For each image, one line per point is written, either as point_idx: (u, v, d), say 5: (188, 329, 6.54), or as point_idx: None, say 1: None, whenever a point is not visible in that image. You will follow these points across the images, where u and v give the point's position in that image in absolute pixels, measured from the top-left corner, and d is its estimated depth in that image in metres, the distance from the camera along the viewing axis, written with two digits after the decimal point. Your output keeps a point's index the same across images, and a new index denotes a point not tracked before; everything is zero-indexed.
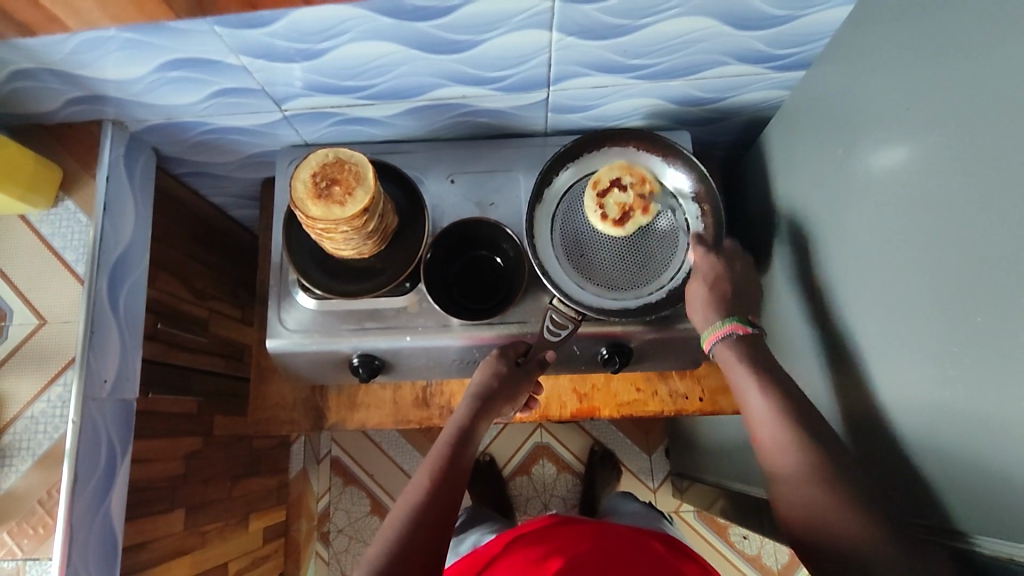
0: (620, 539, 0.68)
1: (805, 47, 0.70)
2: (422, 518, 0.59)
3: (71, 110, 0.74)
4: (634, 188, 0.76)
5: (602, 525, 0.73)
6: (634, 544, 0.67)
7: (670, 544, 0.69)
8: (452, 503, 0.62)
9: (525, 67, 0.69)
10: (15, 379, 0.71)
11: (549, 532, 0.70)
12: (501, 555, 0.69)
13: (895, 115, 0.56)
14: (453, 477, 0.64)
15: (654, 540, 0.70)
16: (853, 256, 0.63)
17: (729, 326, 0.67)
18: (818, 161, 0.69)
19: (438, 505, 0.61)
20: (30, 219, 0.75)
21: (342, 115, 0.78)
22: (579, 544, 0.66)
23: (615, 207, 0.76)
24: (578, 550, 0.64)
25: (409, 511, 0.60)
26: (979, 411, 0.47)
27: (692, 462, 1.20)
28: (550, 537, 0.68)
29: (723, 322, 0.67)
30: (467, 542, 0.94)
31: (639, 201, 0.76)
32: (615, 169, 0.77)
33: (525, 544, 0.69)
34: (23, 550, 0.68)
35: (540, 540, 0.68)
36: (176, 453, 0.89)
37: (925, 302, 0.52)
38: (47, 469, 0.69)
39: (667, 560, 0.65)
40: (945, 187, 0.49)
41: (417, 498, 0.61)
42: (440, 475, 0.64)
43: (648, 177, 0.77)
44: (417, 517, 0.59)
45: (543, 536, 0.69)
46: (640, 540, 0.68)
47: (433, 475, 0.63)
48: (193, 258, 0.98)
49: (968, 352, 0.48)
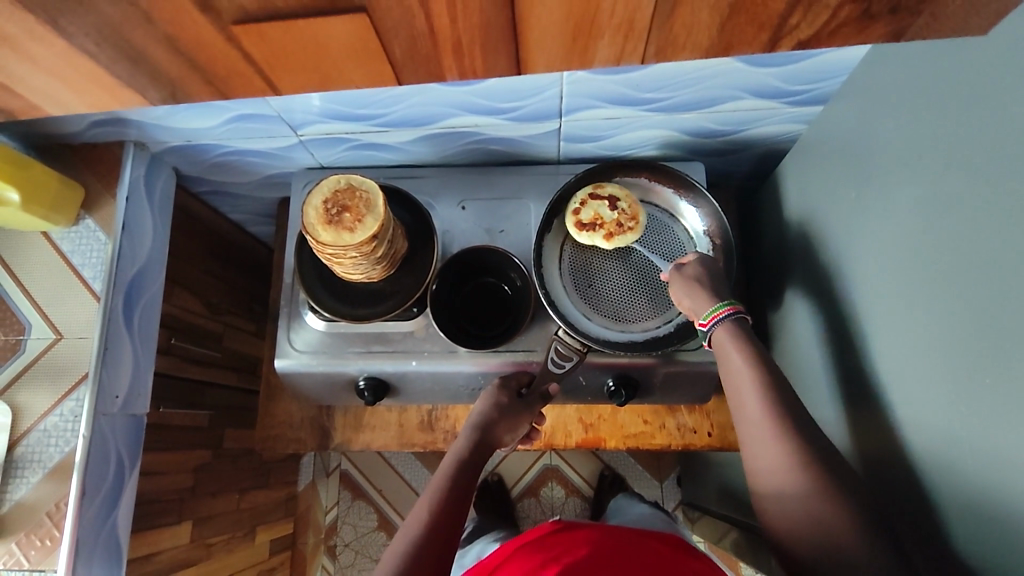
0: (623, 542, 0.67)
1: (822, 83, 0.68)
2: (421, 553, 0.59)
3: (95, 131, 0.76)
4: (621, 214, 0.75)
5: (604, 530, 0.72)
6: (636, 545, 0.67)
7: (667, 542, 0.70)
8: (450, 537, 0.61)
9: (537, 99, 0.69)
10: (30, 393, 0.73)
11: (547, 540, 0.70)
12: (501, 565, 0.69)
13: (909, 160, 0.54)
14: (451, 510, 0.63)
15: (655, 541, 0.70)
16: (865, 298, 0.62)
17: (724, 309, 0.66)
18: (833, 199, 0.68)
19: (437, 540, 0.60)
20: (51, 235, 0.78)
21: (357, 141, 0.79)
22: (577, 549, 0.64)
23: (591, 213, 0.75)
24: (576, 554, 0.63)
25: (407, 547, 0.59)
26: (990, 477, 0.45)
27: (703, 492, 1.17)
28: (549, 546, 0.68)
29: (719, 306, 0.67)
30: (471, 552, 0.95)
31: (617, 226, 0.74)
32: (621, 191, 0.76)
33: (525, 552, 0.68)
34: (30, 562, 0.69)
35: (540, 550, 0.68)
36: (186, 466, 0.90)
37: (935, 352, 0.51)
38: (57, 481, 0.71)
39: (669, 559, 0.64)
40: (958, 238, 0.48)
41: (416, 532, 0.61)
42: (440, 508, 0.63)
43: (639, 221, 0.75)
44: (415, 552, 0.59)
45: (543, 545, 0.68)
46: (641, 542, 0.68)
47: (431, 508, 0.63)
48: (209, 273, 1.00)
49: (978, 413, 0.46)
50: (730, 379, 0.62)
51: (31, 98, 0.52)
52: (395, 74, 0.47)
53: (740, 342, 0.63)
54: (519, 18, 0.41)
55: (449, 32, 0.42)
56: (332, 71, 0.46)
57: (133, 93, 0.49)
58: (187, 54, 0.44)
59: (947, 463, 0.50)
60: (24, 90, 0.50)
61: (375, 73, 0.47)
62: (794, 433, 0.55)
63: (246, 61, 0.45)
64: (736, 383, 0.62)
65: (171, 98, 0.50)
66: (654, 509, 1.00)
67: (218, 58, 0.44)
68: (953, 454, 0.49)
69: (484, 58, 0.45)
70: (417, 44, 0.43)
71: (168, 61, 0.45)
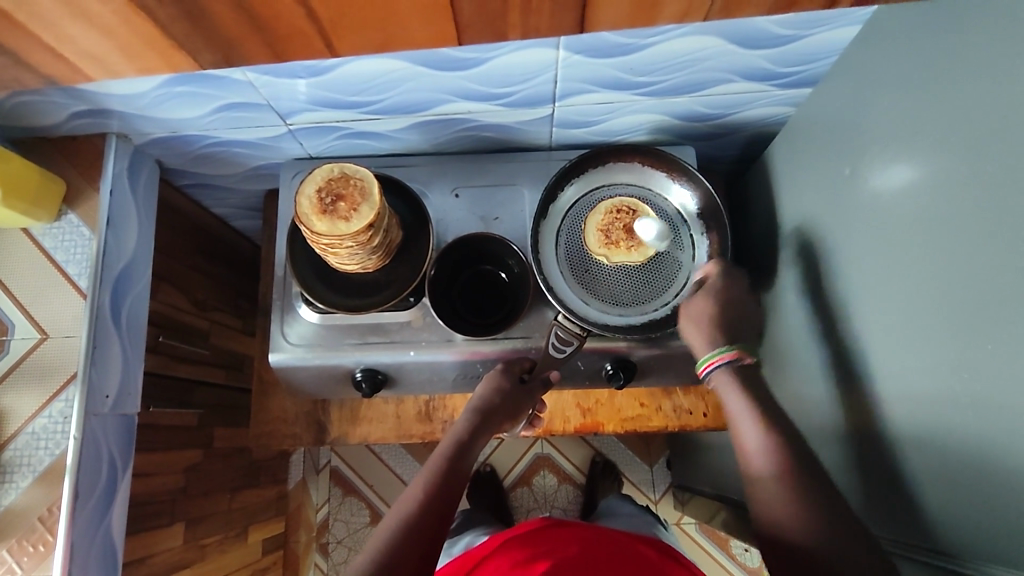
0: (610, 543, 0.68)
1: (811, 64, 0.69)
2: (415, 532, 0.59)
3: (74, 123, 0.73)
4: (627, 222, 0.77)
5: (590, 529, 0.73)
6: (621, 546, 0.68)
7: (654, 547, 0.70)
8: (444, 515, 0.62)
9: (531, 83, 0.69)
10: (16, 395, 0.70)
11: (536, 535, 0.70)
12: (489, 556, 0.69)
13: (902, 136, 0.55)
14: (449, 489, 0.64)
15: (640, 544, 0.70)
16: (857, 275, 0.63)
17: (727, 354, 0.66)
18: (822, 179, 0.69)
19: (431, 518, 0.60)
20: (32, 232, 0.75)
21: (347, 129, 0.78)
22: (566, 548, 0.65)
23: (620, 234, 0.76)
24: (564, 551, 0.64)
25: (399, 524, 0.59)
26: (983, 438, 0.47)
27: (694, 474, 1.19)
28: (539, 540, 0.68)
29: (721, 350, 0.66)
30: (460, 543, 0.96)
31: (609, 246, 0.76)
32: (608, 218, 0.77)
33: (512, 547, 0.68)
34: (23, 569, 0.67)
35: (529, 543, 0.68)
36: (177, 466, 0.88)
37: (930, 322, 0.52)
38: (48, 486, 0.69)
39: (652, 564, 0.65)
40: (954, 209, 0.49)
41: (409, 510, 0.61)
42: (435, 488, 0.63)
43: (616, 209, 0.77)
44: (408, 529, 0.59)
45: (533, 538, 0.69)
46: (628, 544, 0.69)
47: (428, 488, 0.63)
48: (195, 269, 0.97)
49: (973, 377, 0.47)
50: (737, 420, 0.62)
51: (75, 60, 0.52)
52: (459, 32, 0.49)
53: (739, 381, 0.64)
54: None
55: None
56: (396, 30, 0.48)
57: (186, 56, 0.51)
58: (251, 12, 0.45)
59: (940, 429, 0.51)
60: (69, 51, 0.50)
61: (441, 30, 0.48)
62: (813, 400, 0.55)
63: (309, 20, 0.46)
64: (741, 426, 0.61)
65: (224, 60, 0.52)
66: (641, 510, 1.02)
67: (281, 17, 0.46)
68: (946, 418, 0.50)
69: (551, 14, 0.47)
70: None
71: (215, 26, 0.46)
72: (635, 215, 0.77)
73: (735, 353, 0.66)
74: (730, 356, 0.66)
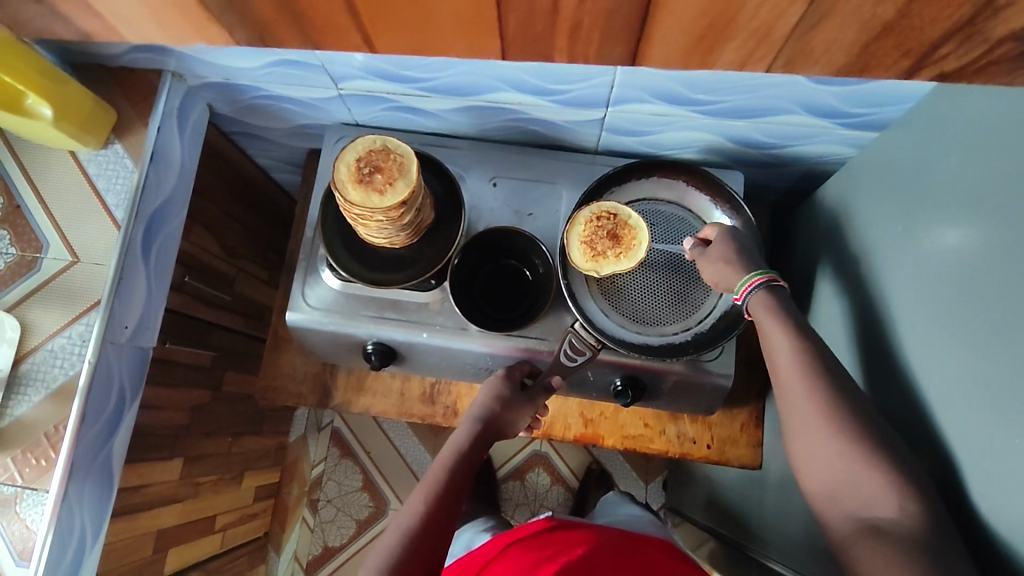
0: (621, 548, 0.67)
1: (882, 108, 0.66)
2: (415, 545, 0.60)
3: (134, 56, 0.74)
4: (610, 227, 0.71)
5: (600, 531, 0.71)
6: (632, 553, 0.66)
7: (662, 552, 0.69)
8: (445, 528, 0.63)
9: (587, 84, 0.68)
10: (41, 312, 0.73)
11: (544, 536, 0.69)
12: (497, 558, 0.69)
13: (965, 199, 0.52)
14: (447, 501, 0.65)
15: (652, 550, 0.69)
16: (889, 335, 0.61)
17: (758, 277, 0.64)
18: (872, 229, 0.66)
19: (432, 531, 0.62)
20: (78, 155, 0.76)
21: (396, 102, 0.78)
22: (573, 549, 0.64)
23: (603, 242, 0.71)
24: (572, 553, 0.63)
25: (402, 538, 0.61)
26: (1003, 528, 0.44)
27: (688, 500, 1.18)
28: (547, 542, 0.67)
29: (750, 274, 0.64)
30: (461, 540, 0.92)
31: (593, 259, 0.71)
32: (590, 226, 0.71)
33: (520, 550, 0.68)
34: (24, 478, 0.70)
35: (536, 545, 0.67)
36: (184, 403, 0.90)
37: (957, 401, 0.50)
38: (59, 403, 0.71)
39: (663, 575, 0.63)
40: (1007, 286, 0.46)
41: (410, 523, 0.62)
42: (436, 499, 0.64)
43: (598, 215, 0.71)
44: (409, 542, 0.60)
45: (540, 540, 0.68)
46: (639, 551, 0.67)
47: (428, 499, 0.64)
48: (229, 215, 0.98)
49: (1000, 468, 0.45)
50: (781, 426, 0.57)
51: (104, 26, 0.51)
52: (502, 47, 0.46)
53: (801, 381, 0.56)
54: (653, 10, 0.39)
55: (572, 14, 0.41)
56: (434, 37, 0.46)
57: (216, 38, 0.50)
58: None
59: (957, 509, 0.49)
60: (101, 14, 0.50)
61: (478, 44, 0.46)
62: (879, 467, 0.49)
63: (348, 12, 0.45)
64: (795, 426, 0.55)
65: (252, 42, 0.51)
66: (646, 512, 0.99)
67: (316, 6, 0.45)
68: (964, 498, 0.48)
69: (600, 45, 0.44)
70: (535, 19, 0.42)
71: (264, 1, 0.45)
72: (616, 220, 0.71)
73: (767, 275, 0.64)
74: (760, 280, 0.64)
